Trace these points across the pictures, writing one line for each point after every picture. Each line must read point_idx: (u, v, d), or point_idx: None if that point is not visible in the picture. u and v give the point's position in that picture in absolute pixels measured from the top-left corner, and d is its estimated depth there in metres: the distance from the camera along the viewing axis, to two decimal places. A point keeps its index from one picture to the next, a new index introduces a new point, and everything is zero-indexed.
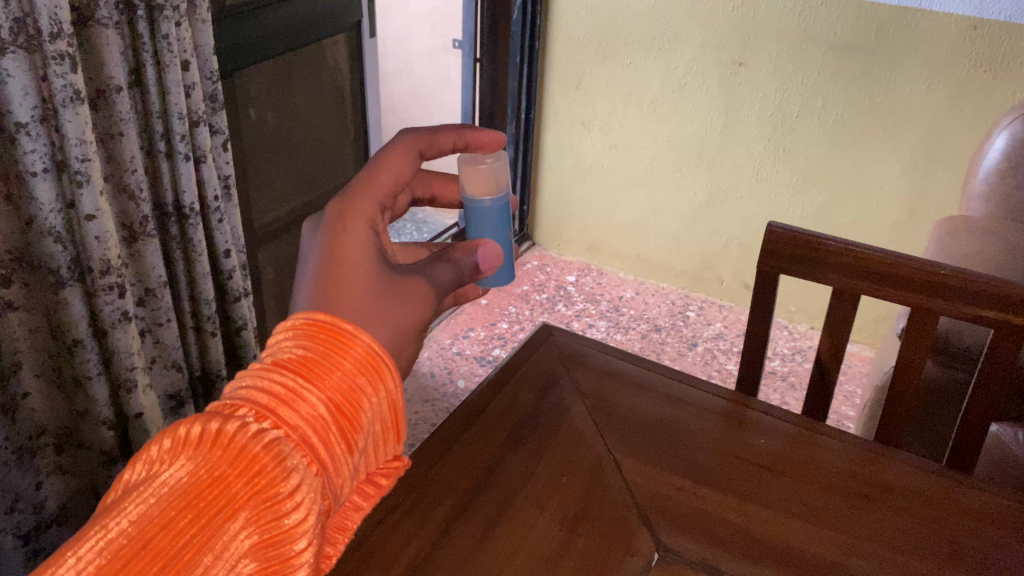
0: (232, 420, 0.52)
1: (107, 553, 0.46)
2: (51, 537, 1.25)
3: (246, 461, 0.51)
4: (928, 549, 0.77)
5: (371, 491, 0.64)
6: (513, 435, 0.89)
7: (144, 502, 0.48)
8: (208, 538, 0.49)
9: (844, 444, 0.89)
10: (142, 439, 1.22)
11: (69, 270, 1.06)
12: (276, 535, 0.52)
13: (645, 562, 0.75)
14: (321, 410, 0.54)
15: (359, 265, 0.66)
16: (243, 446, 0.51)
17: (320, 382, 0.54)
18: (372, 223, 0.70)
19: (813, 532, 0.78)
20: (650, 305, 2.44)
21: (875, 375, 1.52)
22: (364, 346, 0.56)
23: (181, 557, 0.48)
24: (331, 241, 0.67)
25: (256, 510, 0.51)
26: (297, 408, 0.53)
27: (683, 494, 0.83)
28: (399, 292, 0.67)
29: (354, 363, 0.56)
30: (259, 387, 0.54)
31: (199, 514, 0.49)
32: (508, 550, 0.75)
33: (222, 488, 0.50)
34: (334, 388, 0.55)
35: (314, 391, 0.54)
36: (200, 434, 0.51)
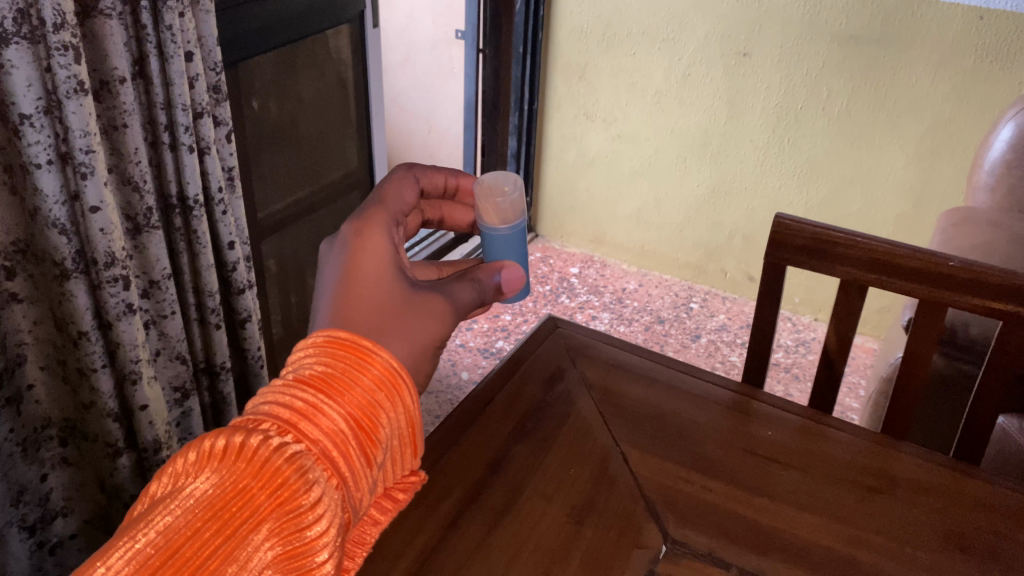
0: (255, 434, 0.52)
1: (137, 561, 0.45)
2: (56, 529, 1.26)
3: (269, 474, 0.51)
4: (937, 542, 0.76)
5: (389, 505, 0.65)
6: (519, 427, 0.89)
7: (170, 513, 0.48)
8: (233, 548, 0.49)
9: (853, 437, 0.89)
10: (147, 431, 1.21)
11: (74, 262, 1.05)
12: (298, 546, 0.51)
13: (654, 554, 0.75)
14: (339, 426, 0.54)
15: (378, 284, 0.67)
16: (266, 459, 0.51)
17: (340, 397, 0.55)
18: (388, 237, 0.71)
19: (822, 525, 0.78)
20: (653, 297, 2.44)
21: (880, 366, 1.52)
22: (382, 362, 0.57)
23: (207, 566, 0.47)
24: (350, 260, 0.68)
25: (277, 524, 0.51)
26: (317, 422, 0.54)
27: (690, 486, 0.82)
28: (418, 308, 0.67)
29: (372, 380, 0.56)
30: (280, 403, 0.55)
31: (224, 526, 0.49)
32: (515, 542, 0.75)
33: (244, 500, 0.50)
34: (354, 404, 0.55)
35: (334, 406, 0.55)
36: (223, 447, 0.51)
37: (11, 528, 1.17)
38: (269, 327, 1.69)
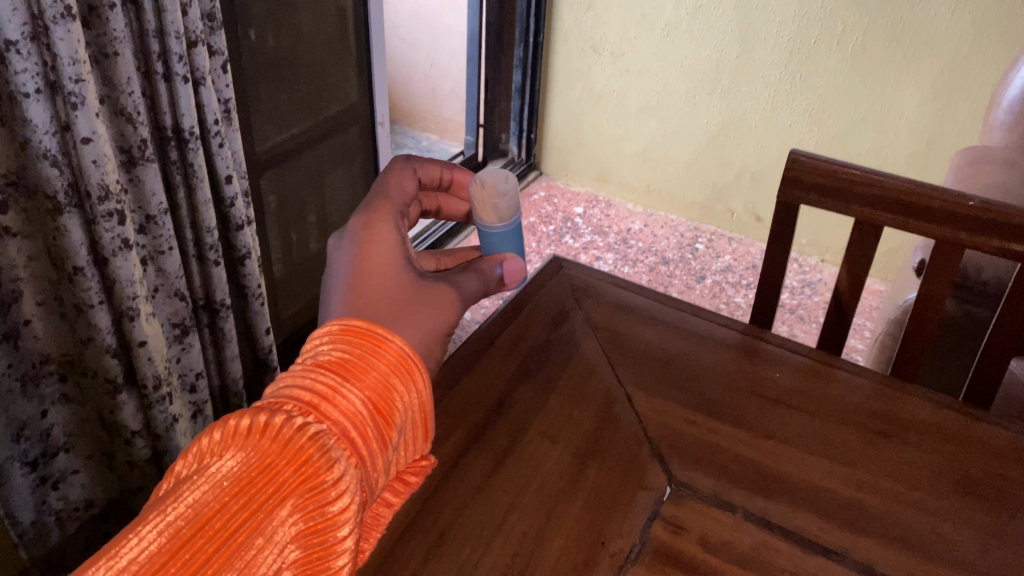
0: (278, 413, 0.50)
1: (168, 531, 0.42)
2: (58, 464, 1.25)
3: (294, 449, 0.48)
4: (944, 487, 0.75)
5: (399, 489, 0.64)
6: (524, 367, 0.87)
7: (198, 487, 0.45)
8: (260, 522, 0.46)
9: (861, 380, 0.88)
10: (146, 368, 1.19)
11: (67, 196, 1.02)
12: (321, 523, 0.49)
13: (658, 496, 0.74)
14: (358, 408, 0.53)
15: (387, 275, 0.66)
16: (290, 435, 0.49)
17: (357, 380, 0.54)
18: (395, 231, 0.71)
19: (829, 468, 0.77)
20: (659, 237, 2.41)
21: (889, 308, 1.50)
22: (395, 347, 0.56)
23: (236, 539, 0.44)
24: (361, 252, 0.67)
25: (301, 500, 0.48)
26: (337, 403, 0.52)
27: (696, 428, 0.81)
28: (427, 295, 0.66)
29: (387, 364, 0.55)
30: (299, 386, 0.53)
31: (251, 499, 0.46)
32: (519, 483, 0.74)
33: (270, 474, 0.47)
34: (370, 386, 0.54)
35: (353, 388, 0.53)
36: (248, 424, 0.49)
37: (12, 463, 1.17)
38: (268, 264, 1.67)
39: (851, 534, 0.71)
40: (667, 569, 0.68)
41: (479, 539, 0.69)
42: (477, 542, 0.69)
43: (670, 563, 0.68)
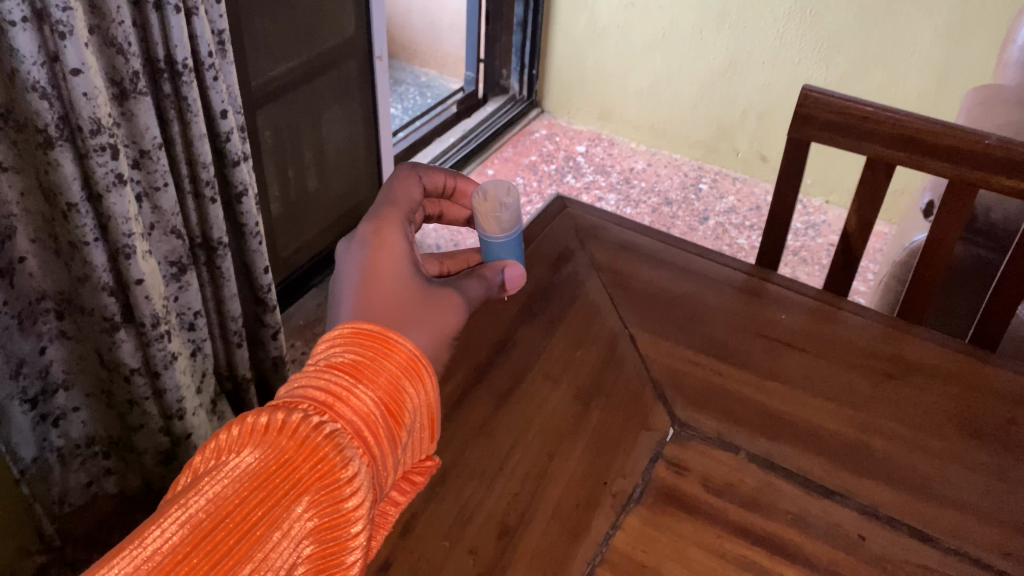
0: (294, 412, 0.49)
1: (189, 523, 0.42)
2: (58, 402, 1.25)
3: (309, 448, 0.48)
4: (949, 430, 0.75)
5: (407, 488, 0.61)
6: (526, 308, 0.86)
7: (217, 482, 0.44)
8: (276, 518, 0.45)
9: (868, 322, 0.87)
10: (144, 306, 1.16)
11: (57, 128, 0.99)
12: (335, 521, 0.48)
13: (661, 437, 0.73)
14: (370, 409, 0.51)
15: (395, 281, 0.64)
16: (305, 434, 0.48)
17: (370, 381, 0.53)
18: (402, 236, 0.69)
19: (834, 410, 0.77)
20: (662, 177, 2.38)
21: (895, 250, 1.48)
22: (405, 349, 0.55)
23: (253, 535, 0.44)
24: (369, 258, 0.66)
25: (316, 497, 0.47)
26: (350, 403, 0.51)
27: (700, 369, 0.80)
28: (434, 300, 0.64)
29: (397, 365, 0.54)
30: (313, 386, 0.51)
31: (268, 495, 0.45)
32: (521, 423, 0.74)
33: (287, 471, 0.47)
34: (383, 388, 0.53)
35: (366, 388, 0.52)
36: (264, 423, 0.48)
37: (11, 400, 1.18)
38: (265, 200, 1.65)
39: (855, 476, 0.71)
40: (670, 510, 0.68)
41: (481, 479, 0.69)
42: (479, 482, 0.69)
43: (672, 504, 0.68)
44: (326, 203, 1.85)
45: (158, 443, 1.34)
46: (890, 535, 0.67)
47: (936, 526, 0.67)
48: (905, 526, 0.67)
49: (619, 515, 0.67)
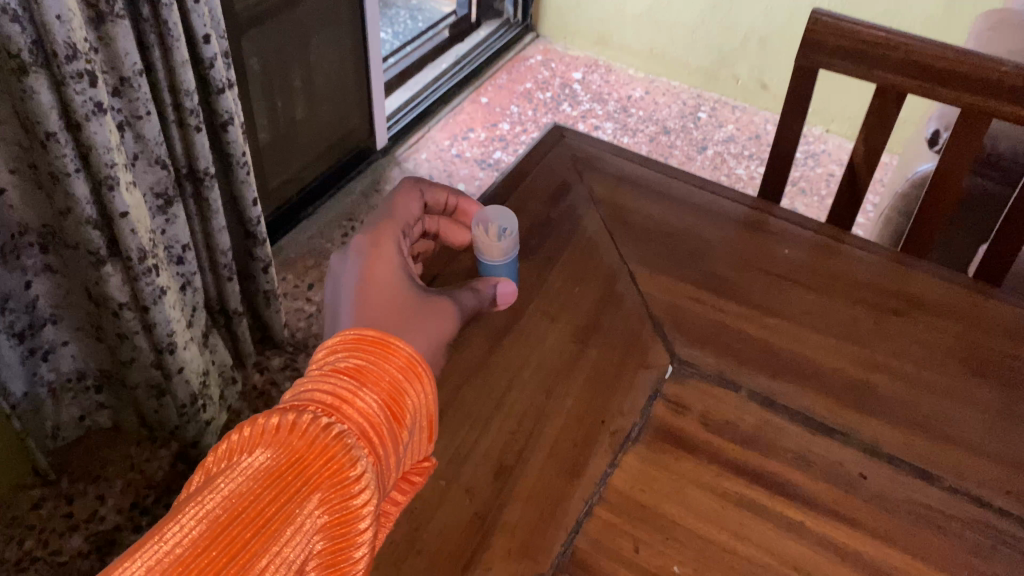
0: (301, 414, 0.45)
1: (207, 519, 0.37)
2: (46, 336, 1.23)
3: (319, 446, 0.44)
4: (952, 367, 0.74)
5: (406, 488, 0.58)
6: (522, 244, 0.84)
7: (230, 479, 0.40)
8: (292, 516, 0.40)
9: (872, 256, 0.85)
10: (130, 240, 1.11)
11: (31, 54, 0.92)
12: (347, 524, 0.44)
13: (660, 375, 0.72)
14: (374, 411, 0.48)
15: (390, 290, 0.63)
16: (314, 432, 0.44)
17: (371, 384, 0.50)
18: (395, 247, 0.67)
19: (836, 347, 0.75)
20: (660, 106, 2.33)
21: (897, 182, 1.45)
22: (406, 352, 0.52)
23: (271, 531, 0.39)
24: (364, 267, 0.64)
25: (325, 498, 0.43)
26: (356, 405, 0.48)
27: (701, 306, 0.79)
28: (429, 309, 0.63)
29: (398, 367, 0.51)
30: (317, 389, 0.48)
31: (281, 492, 0.41)
32: (518, 361, 0.73)
33: (299, 470, 0.42)
34: (384, 391, 0.50)
35: (369, 392, 0.49)
36: (271, 423, 0.44)
37: None
38: (253, 130, 1.60)
39: (857, 414, 0.70)
40: (669, 449, 0.67)
41: (477, 419, 0.68)
42: (475, 421, 0.68)
43: (671, 443, 0.67)
44: (316, 132, 1.80)
45: (150, 377, 1.28)
46: (891, 475, 0.66)
47: (938, 465, 0.67)
48: (906, 465, 0.67)
49: (617, 454, 0.67)
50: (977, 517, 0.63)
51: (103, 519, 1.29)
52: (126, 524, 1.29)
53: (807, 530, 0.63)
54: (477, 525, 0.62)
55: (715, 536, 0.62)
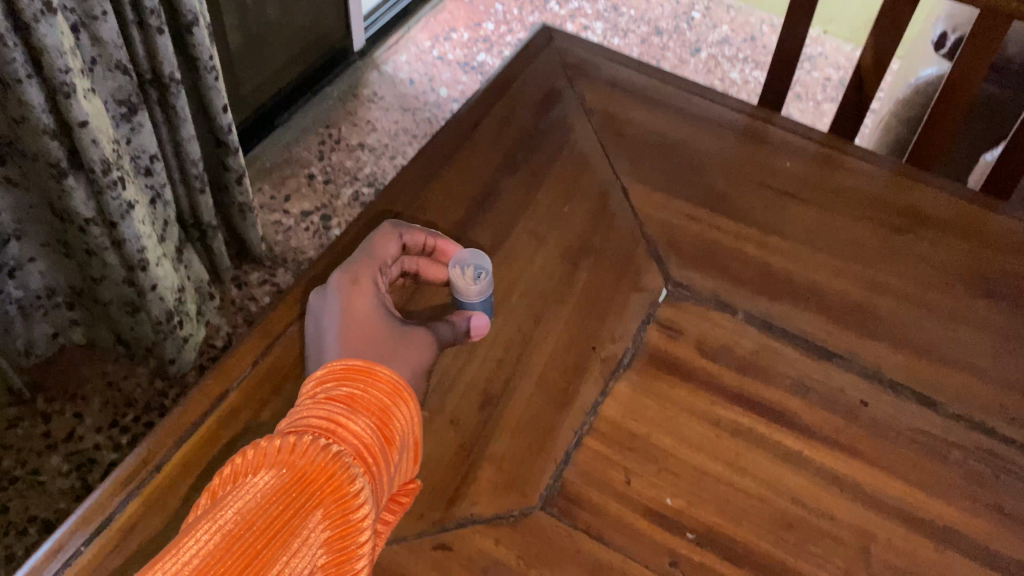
0: (300, 437, 0.44)
1: (217, 533, 0.37)
2: (11, 252, 1.14)
3: (316, 466, 0.43)
4: (959, 288, 0.70)
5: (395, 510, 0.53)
6: (509, 158, 0.78)
7: (234, 502, 0.39)
8: (293, 537, 0.39)
9: (877, 169, 0.80)
10: (93, 151, 1.00)
11: None
12: (348, 544, 0.43)
13: (653, 299, 0.69)
14: (367, 433, 0.46)
15: (366, 333, 0.56)
16: (309, 452, 0.43)
17: (364, 408, 0.48)
18: (370, 287, 0.60)
19: (839, 268, 0.72)
20: (652, 5, 2.22)
21: (898, 87, 1.39)
22: (392, 379, 0.50)
23: (272, 550, 0.38)
24: (337, 307, 0.58)
25: (325, 518, 0.42)
26: (350, 427, 0.46)
27: (697, 224, 0.74)
28: (403, 352, 0.56)
29: (386, 391, 0.49)
30: (312, 415, 0.46)
31: (284, 513, 0.40)
32: (505, 285, 0.69)
33: (298, 491, 0.41)
34: (377, 413, 0.48)
35: (361, 415, 0.47)
36: (266, 449, 0.43)
37: None
38: (221, 32, 1.50)
39: (860, 338, 0.67)
40: (663, 377, 0.64)
41: (462, 347, 0.65)
42: (459, 350, 0.65)
43: (665, 369, 0.64)
44: (289, 33, 1.70)
45: (124, 293, 1.21)
46: (892, 402, 0.64)
47: (941, 391, 0.64)
48: (909, 392, 0.64)
49: (608, 382, 0.64)
50: (980, 445, 0.61)
51: (83, 438, 1.27)
52: (106, 444, 1.28)
53: (805, 460, 0.60)
54: (462, 459, 0.59)
55: (710, 467, 0.60)
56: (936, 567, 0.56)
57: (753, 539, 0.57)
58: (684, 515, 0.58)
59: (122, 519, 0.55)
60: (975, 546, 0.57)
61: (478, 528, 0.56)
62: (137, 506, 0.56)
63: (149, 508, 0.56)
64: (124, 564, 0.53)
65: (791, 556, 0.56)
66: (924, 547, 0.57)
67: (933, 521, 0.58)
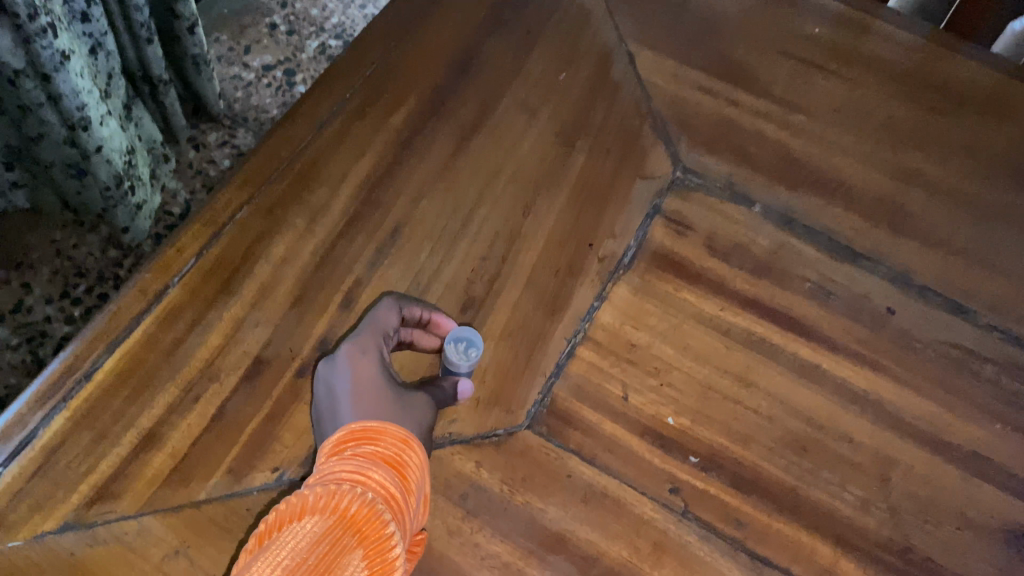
0: (327, 488, 0.35)
1: None
2: None
3: (345, 510, 0.34)
4: (998, 179, 0.63)
5: None
6: (497, 12, 0.67)
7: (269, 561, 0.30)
8: None
9: (915, 35, 0.70)
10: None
11: None
12: None
13: (661, 187, 0.60)
14: (389, 482, 0.38)
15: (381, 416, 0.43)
16: (335, 499, 0.35)
17: (382, 460, 0.39)
18: (378, 366, 0.46)
19: (869, 154, 0.63)
20: None
21: None
22: (401, 431, 0.41)
23: None
24: (341, 385, 0.45)
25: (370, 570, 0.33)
26: (373, 477, 0.38)
27: (710, 99, 0.65)
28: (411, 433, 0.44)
29: (396, 441, 0.40)
30: (331, 472, 0.37)
31: (324, 564, 0.31)
32: (489, 168, 0.60)
33: (334, 540, 0.33)
34: (398, 466, 0.39)
35: (383, 468, 0.39)
36: (287, 506, 0.34)
37: None
38: None
39: (888, 235, 0.60)
40: (667, 279, 0.57)
41: (440, 242, 0.57)
42: (436, 245, 0.57)
43: (670, 271, 0.57)
44: None
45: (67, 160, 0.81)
46: (922, 310, 0.57)
47: (975, 298, 0.57)
48: (940, 299, 0.57)
49: (606, 285, 0.56)
50: (1010, 358, 0.55)
51: (31, 311, 0.90)
52: (58, 316, 0.91)
53: (822, 375, 0.54)
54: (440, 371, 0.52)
55: (717, 383, 0.53)
56: (960, 497, 0.51)
57: (763, 464, 0.51)
58: (687, 436, 0.52)
59: (48, 436, 0.48)
60: (1002, 474, 0.52)
61: (458, 450, 0.50)
62: (64, 422, 0.48)
63: (78, 424, 0.48)
64: (50, 488, 0.47)
65: (805, 484, 0.50)
66: (947, 476, 0.51)
67: (959, 446, 0.52)
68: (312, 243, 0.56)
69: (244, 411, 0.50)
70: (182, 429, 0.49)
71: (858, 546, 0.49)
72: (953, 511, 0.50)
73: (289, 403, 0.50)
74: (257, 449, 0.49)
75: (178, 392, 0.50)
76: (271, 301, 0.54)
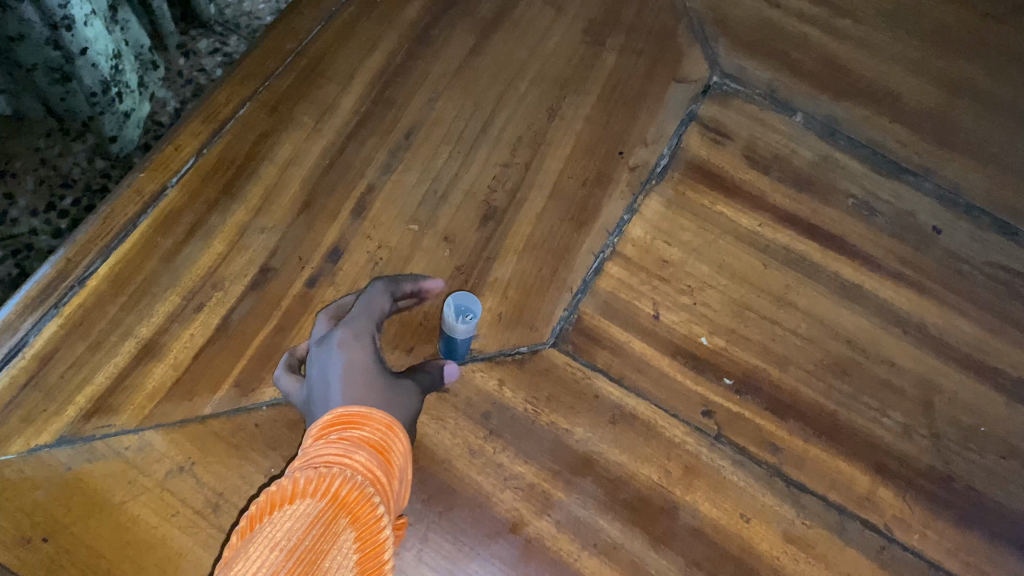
0: (314, 475, 0.31)
1: None
2: None
3: (334, 495, 0.30)
4: None
5: None
6: None
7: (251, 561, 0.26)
8: None
9: None
10: None
11: None
12: None
13: (695, 92, 0.56)
14: (376, 467, 0.33)
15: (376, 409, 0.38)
16: (321, 485, 0.31)
17: (372, 444, 0.35)
18: (371, 351, 0.41)
19: (915, 61, 0.60)
20: None
21: None
22: (387, 416, 0.36)
23: None
24: (328, 372, 0.39)
25: (361, 559, 0.29)
26: (363, 462, 0.33)
27: (750, 0, 0.61)
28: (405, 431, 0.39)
29: (382, 427, 0.35)
30: (317, 455, 0.33)
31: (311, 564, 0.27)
32: (512, 66, 0.56)
33: (324, 528, 0.29)
34: (387, 452, 0.35)
35: (373, 452, 0.34)
36: (272, 495, 0.30)
37: None
38: None
39: (935, 148, 0.56)
40: (702, 192, 0.53)
41: (459, 145, 0.53)
42: (454, 148, 0.53)
43: (705, 182, 0.53)
44: None
45: None
46: (970, 229, 0.54)
47: None
48: (989, 219, 0.54)
49: (637, 196, 0.52)
50: None
51: (15, 223, 0.66)
52: None
53: (864, 295, 0.51)
54: (460, 282, 0.49)
55: (754, 302, 0.50)
56: (1005, 426, 0.48)
57: (801, 388, 0.48)
58: (721, 357, 0.49)
59: (40, 344, 0.44)
60: None
61: (480, 367, 0.47)
62: (57, 329, 0.45)
63: (71, 331, 0.45)
64: (43, 398, 0.43)
65: (844, 410, 0.48)
66: (992, 403, 0.49)
67: (1005, 372, 0.50)
68: (321, 143, 0.52)
69: (251, 321, 0.46)
70: (185, 339, 0.46)
71: (900, 474, 0.46)
72: (997, 440, 0.48)
73: (299, 315, 0.47)
74: (265, 362, 0.46)
75: (180, 299, 0.46)
76: (277, 205, 0.50)
